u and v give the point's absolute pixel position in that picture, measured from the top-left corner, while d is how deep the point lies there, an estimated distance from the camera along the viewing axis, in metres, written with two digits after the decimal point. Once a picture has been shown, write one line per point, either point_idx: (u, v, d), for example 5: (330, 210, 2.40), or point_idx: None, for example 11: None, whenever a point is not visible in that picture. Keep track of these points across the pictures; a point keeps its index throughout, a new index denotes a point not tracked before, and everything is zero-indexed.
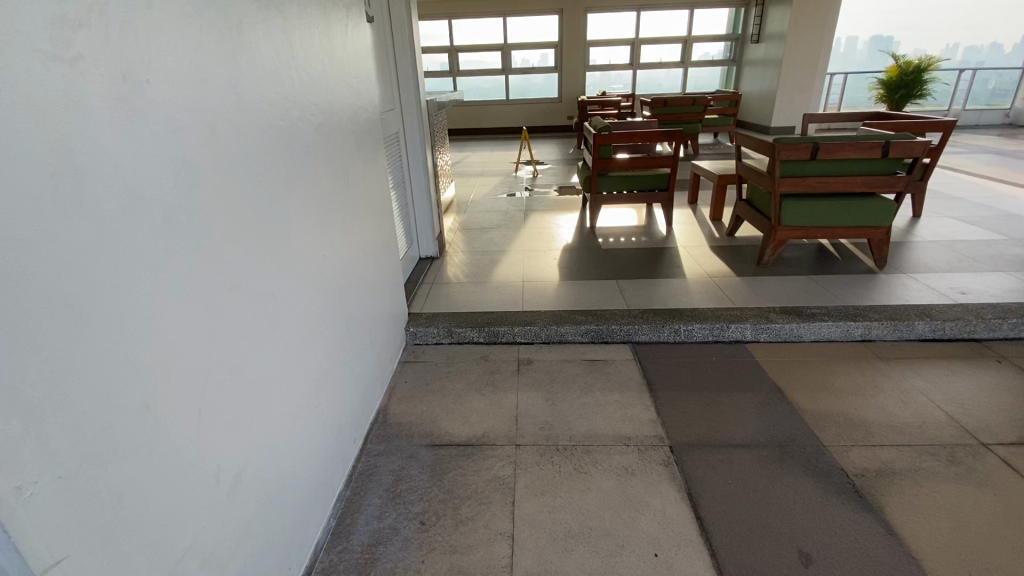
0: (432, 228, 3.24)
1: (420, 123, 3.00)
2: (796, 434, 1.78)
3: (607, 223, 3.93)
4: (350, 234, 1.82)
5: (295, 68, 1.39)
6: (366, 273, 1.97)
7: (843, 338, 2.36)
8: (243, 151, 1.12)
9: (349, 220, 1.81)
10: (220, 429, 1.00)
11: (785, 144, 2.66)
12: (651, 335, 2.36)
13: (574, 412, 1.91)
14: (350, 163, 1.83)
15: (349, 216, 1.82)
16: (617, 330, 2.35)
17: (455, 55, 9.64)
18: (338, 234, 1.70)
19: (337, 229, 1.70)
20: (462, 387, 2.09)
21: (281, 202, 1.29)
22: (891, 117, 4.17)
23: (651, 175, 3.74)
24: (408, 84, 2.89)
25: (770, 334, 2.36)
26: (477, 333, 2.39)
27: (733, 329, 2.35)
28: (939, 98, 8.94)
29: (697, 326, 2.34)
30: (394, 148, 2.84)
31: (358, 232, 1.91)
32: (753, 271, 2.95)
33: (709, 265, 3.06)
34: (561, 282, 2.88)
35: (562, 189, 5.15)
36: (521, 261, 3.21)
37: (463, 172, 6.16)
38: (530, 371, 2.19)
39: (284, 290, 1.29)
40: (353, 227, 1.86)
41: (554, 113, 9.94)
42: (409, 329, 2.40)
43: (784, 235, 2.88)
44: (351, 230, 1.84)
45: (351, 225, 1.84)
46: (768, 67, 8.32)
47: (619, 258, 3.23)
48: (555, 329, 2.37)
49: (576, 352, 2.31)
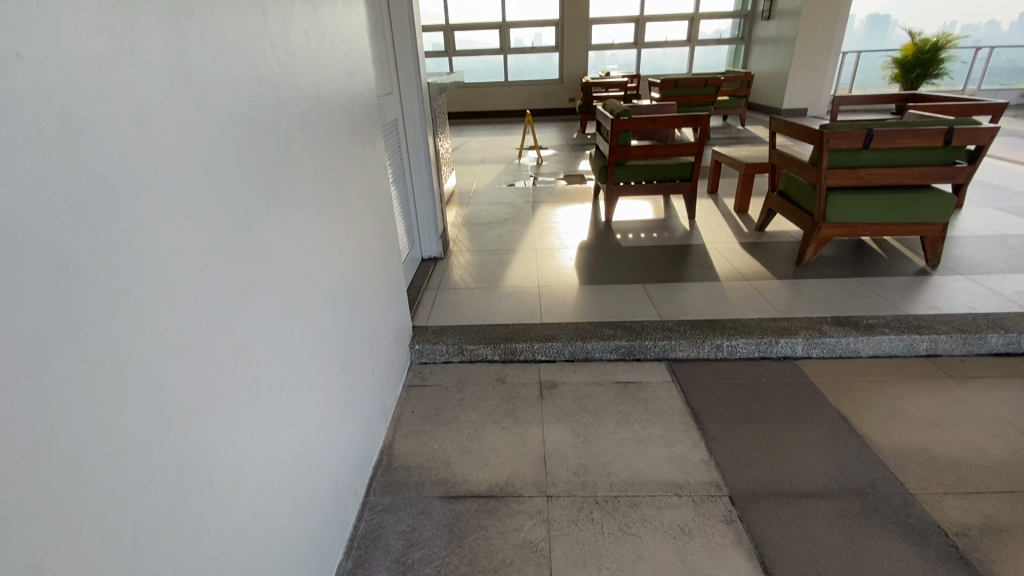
0: (435, 227, 2.92)
1: (421, 109, 2.66)
2: (876, 480, 1.52)
3: (623, 216, 3.63)
4: (346, 246, 1.52)
5: (271, 42, 1.08)
6: (364, 291, 1.67)
7: (905, 353, 2.09)
8: (195, 157, 0.81)
9: (345, 231, 1.51)
10: (170, 549, 0.73)
11: (835, 131, 2.36)
12: (689, 352, 2.09)
13: (611, 452, 1.64)
14: (345, 159, 1.52)
15: (345, 224, 1.52)
16: (651, 345, 2.08)
17: (450, 35, 9.19)
18: (330, 249, 1.40)
19: (330, 243, 1.39)
20: (477, 418, 1.80)
21: (254, 217, 0.99)
22: (930, 99, 3.87)
23: (673, 164, 3.42)
24: (407, 65, 2.55)
25: (824, 349, 2.09)
26: (492, 351, 2.10)
27: (781, 344, 2.08)
28: (955, 77, 8.60)
29: (741, 341, 2.07)
30: (393, 139, 2.52)
31: (355, 242, 1.60)
32: (793, 272, 2.66)
33: (743, 265, 2.76)
34: (581, 287, 2.59)
35: (570, 179, 4.83)
36: (534, 262, 2.91)
37: (462, 160, 5.81)
38: (555, 397, 1.90)
39: (260, 336, 1.00)
40: (350, 237, 1.56)
41: (555, 95, 9.52)
42: (414, 346, 2.11)
43: (829, 233, 2.59)
44: (347, 240, 1.54)
45: (347, 234, 1.54)
46: (780, 45, 7.95)
47: (641, 258, 2.94)
48: (581, 346, 2.08)
49: (605, 372, 2.03)
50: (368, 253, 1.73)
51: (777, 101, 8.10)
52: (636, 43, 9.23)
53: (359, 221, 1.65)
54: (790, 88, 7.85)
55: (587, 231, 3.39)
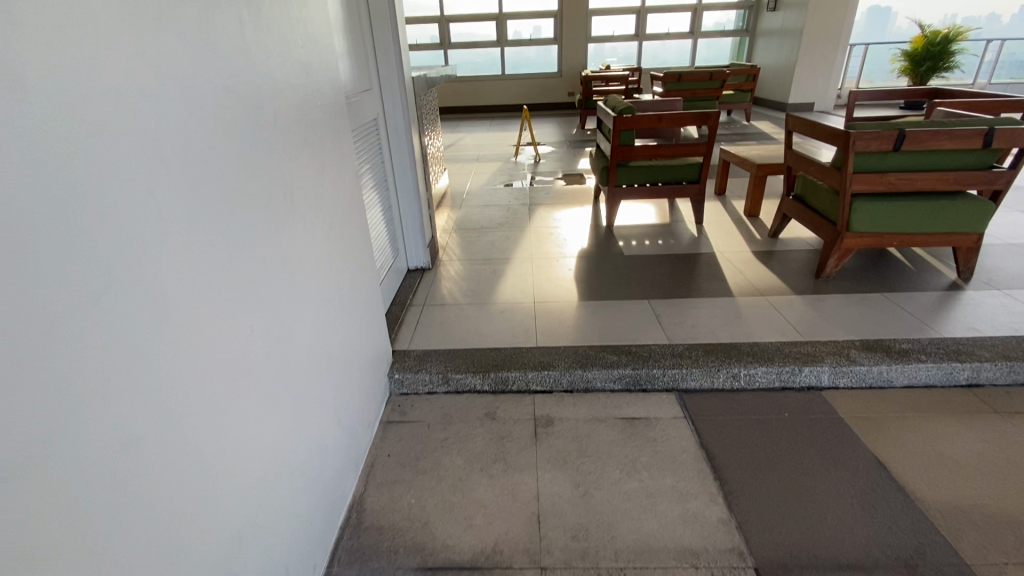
0: (422, 236, 2.68)
1: (405, 108, 2.41)
2: (926, 547, 1.29)
3: (625, 220, 3.39)
4: (308, 275, 1.29)
5: (179, 31, 0.84)
6: (332, 324, 1.44)
7: (943, 382, 1.87)
8: (24, 194, 0.58)
9: (306, 257, 1.28)
10: None
11: (863, 132, 2.13)
12: (702, 381, 1.86)
13: (615, 509, 1.41)
14: (306, 170, 1.29)
15: (307, 248, 1.28)
16: (659, 374, 1.85)
17: (446, 26, 8.90)
18: (284, 281, 1.16)
19: (284, 274, 1.16)
20: (462, 465, 1.58)
21: (146, 261, 0.75)
22: (954, 94, 3.62)
23: (680, 165, 3.18)
24: (388, 58, 2.30)
25: (853, 378, 1.87)
26: (481, 380, 1.88)
27: (805, 373, 1.86)
28: (965, 71, 8.32)
29: (760, 370, 1.85)
30: (373, 139, 2.28)
31: (320, 267, 1.37)
32: (813, 286, 2.43)
33: (757, 277, 2.53)
34: (581, 303, 2.35)
35: (569, 178, 4.58)
36: (529, 273, 2.67)
37: (457, 158, 5.56)
38: (551, 436, 1.68)
39: (160, 415, 0.77)
40: (313, 261, 1.32)
41: (554, 89, 9.24)
42: (394, 376, 1.89)
43: (853, 244, 2.36)
44: (310, 267, 1.30)
45: (310, 259, 1.30)
46: (787, 36, 7.68)
47: (646, 268, 2.70)
48: (581, 375, 1.86)
49: (608, 405, 1.81)
50: (338, 278, 1.49)
51: (784, 95, 7.83)
52: (637, 35, 8.95)
53: (326, 242, 1.41)
54: (797, 82, 7.58)
55: (587, 238, 3.15)
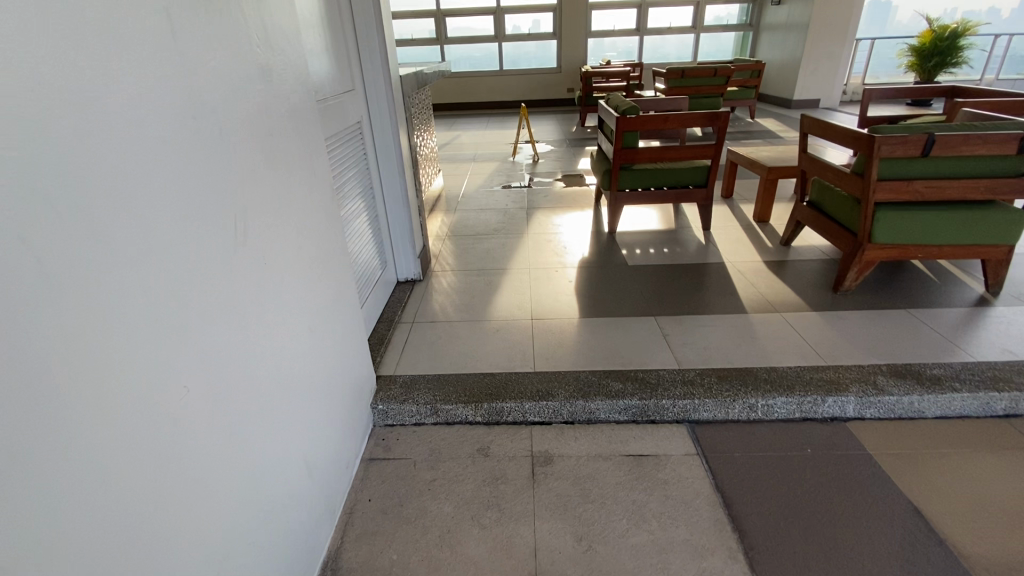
0: (412, 247, 2.51)
1: (392, 110, 2.23)
2: None
3: (628, 226, 3.21)
4: (272, 309, 1.12)
5: (75, 31, 0.66)
6: (306, 359, 1.27)
7: (979, 413, 1.71)
8: None
9: (270, 287, 1.11)
10: None
11: (889, 136, 1.96)
12: (715, 412, 1.70)
13: (623, 568, 1.25)
14: (269, 189, 1.11)
15: (271, 279, 1.12)
16: (669, 405, 1.69)
17: (442, 20, 8.68)
18: (241, 321, 1.00)
19: (240, 312, 1.00)
20: (451, 512, 1.42)
21: (18, 327, 0.57)
22: (973, 92, 3.44)
23: (686, 168, 3.00)
24: (372, 56, 2.12)
25: (880, 409, 1.71)
26: (474, 412, 1.71)
27: (829, 404, 1.70)
28: (972, 67, 8.13)
29: (780, 400, 1.68)
30: (357, 143, 2.10)
31: (290, 298, 1.20)
32: (831, 301, 2.26)
33: (771, 291, 2.36)
34: (583, 320, 2.19)
35: (569, 180, 4.40)
36: (527, 286, 2.51)
37: (453, 157, 5.38)
38: (551, 477, 1.51)
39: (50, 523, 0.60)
40: (280, 292, 1.16)
41: (553, 84, 9.03)
42: (377, 407, 1.73)
43: (875, 256, 2.19)
44: (276, 299, 1.14)
45: (275, 290, 1.13)
46: (791, 31, 7.49)
47: (651, 280, 2.53)
48: (583, 406, 1.69)
49: (613, 440, 1.65)
50: (312, 306, 1.32)
51: (788, 91, 7.64)
52: (638, 29, 8.74)
53: (297, 266, 1.24)
54: (801, 78, 7.40)
55: (588, 245, 2.98)
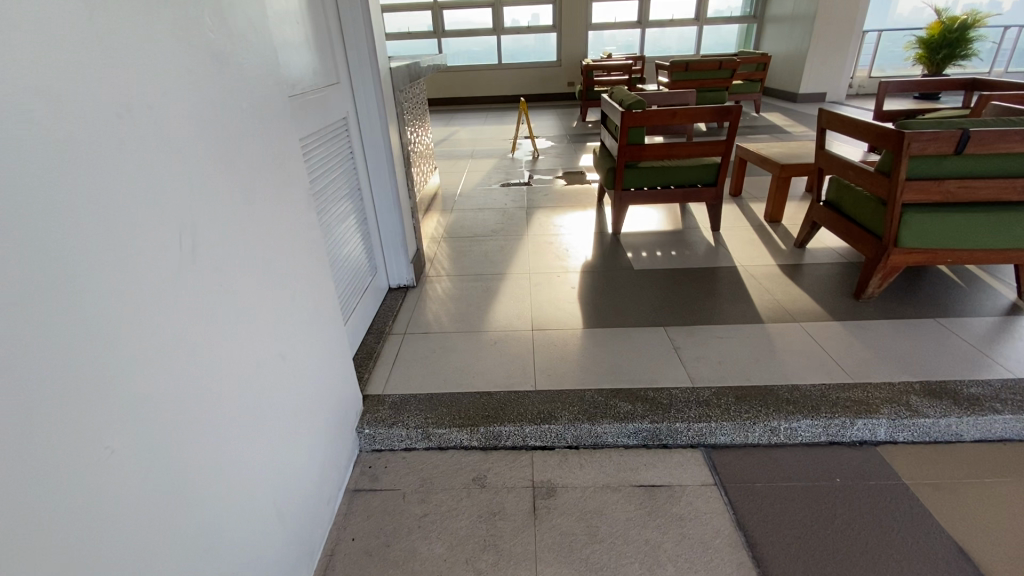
0: (404, 251, 2.35)
1: (382, 104, 2.06)
2: None
3: (632, 227, 3.05)
4: (233, 335, 0.97)
5: None
6: (278, 387, 1.12)
7: (1021, 436, 1.56)
8: None
9: (230, 311, 0.96)
10: None
11: (918, 132, 1.82)
12: (733, 436, 1.56)
13: None
14: (228, 198, 0.96)
15: (232, 301, 0.97)
16: (682, 428, 1.55)
17: (439, 13, 8.48)
18: (190, 355, 0.85)
19: (189, 344, 0.84)
20: (443, 554, 1.27)
21: None
22: (995, 85, 3.28)
23: (694, 166, 2.84)
24: (359, 46, 1.95)
25: (913, 432, 1.56)
26: (469, 436, 1.56)
27: (858, 426, 1.55)
28: (980, 60, 7.98)
29: (804, 422, 1.54)
30: (343, 141, 1.94)
31: (257, 320, 1.05)
32: (853, 309, 2.11)
33: (787, 298, 2.21)
34: (587, 331, 2.04)
35: (570, 177, 4.24)
36: (527, 292, 2.36)
37: (449, 154, 5.21)
38: (554, 512, 1.37)
39: None
40: (244, 315, 1.00)
41: (553, 78, 8.84)
42: (363, 431, 1.58)
43: (901, 262, 2.04)
44: (238, 323, 0.98)
45: (236, 313, 0.98)
46: (797, 23, 7.31)
47: (659, 286, 2.38)
48: (589, 429, 1.55)
49: (622, 468, 1.50)
50: (285, 327, 1.17)
51: (794, 85, 7.46)
52: (639, 22, 8.54)
53: (266, 284, 1.09)
54: (808, 71, 7.22)
55: (591, 248, 2.82)
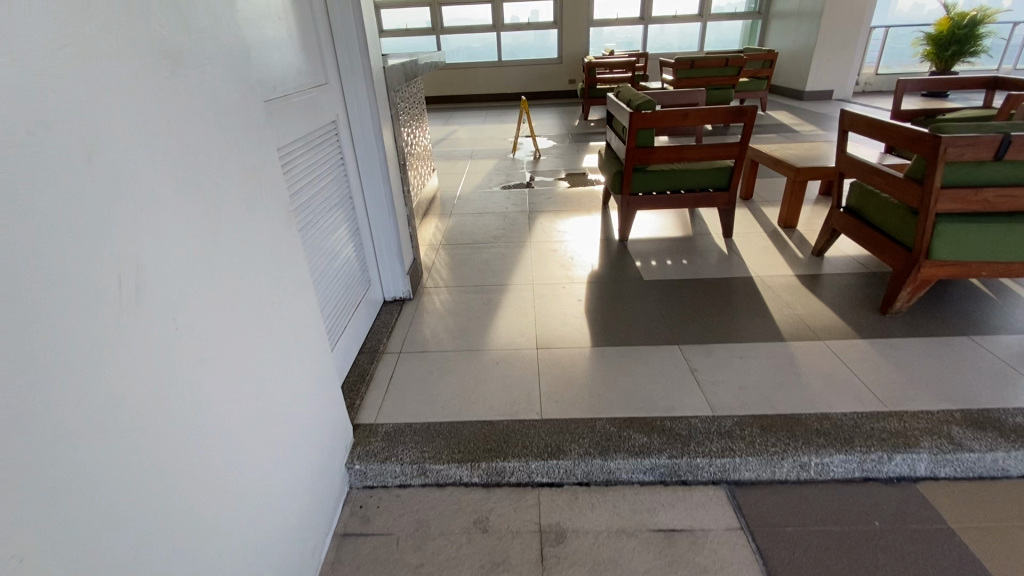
0: (400, 262, 2.20)
1: (375, 106, 1.92)
2: None
3: (640, 233, 2.91)
4: (196, 382, 0.83)
5: None
6: (256, 433, 0.99)
7: None
8: None
9: (192, 353, 0.82)
10: None
11: (955, 137, 1.68)
12: (758, 472, 1.42)
13: None
14: (188, 222, 0.82)
15: (195, 342, 0.83)
16: (703, 464, 1.41)
17: (438, 9, 8.30)
18: (139, 415, 0.71)
19: (136, 403, 0.71)
20: None
21: None
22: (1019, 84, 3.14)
23: (705, 169, 2.70)
24: (350, 43, 1.80)
25: (955, 467, 1.43)
26: (469, 472, 1.43)
27: (895, 461, 1.41)
28: (989, 58, 7.84)
29: (836, 457, 1.40)
30: (333, 146, 1.79)
31: (228, 359, 0.91)
32: (880, 325, 1.97)
33: (809, 312, 2.07)
34: (596, 349, 1.90)
35: (573, 179, 4.09)
36: (530, 305, 2.22)
37: (448, 154, 5.06)
38: (563, 562, 1.23)
39: None
40: (211, 356, 0.87)
41: (554, 75, 8.68)
42: (353, 467, 1.44)
43: (933, 275, 1.90)
44: (203, 367, 0.85)
45: (202, 354, 0.84)
46: (803, 19, 7.16)
47: (670, 298, 2.24)
48: (600, 465, 1.41)
49: (637, 509, 1.37)
50: (264, 363, 1.04)
51: (800, 82, 7.31)
52: (642, 18, 8.38)
53: (240, 315, 0.96)
54: (814, 68, 7.07)
55: (597, 256, 2.68)
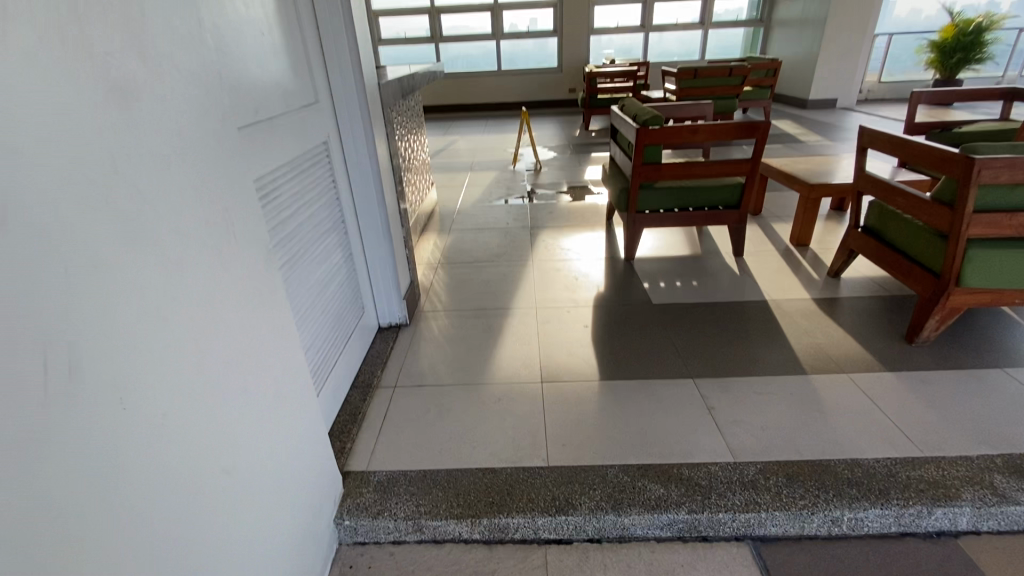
0: (396, 287, 2.08)
1: (369, 126, 1.80)
2: None
3: (647, 251, 2.80)
4: (156, 464, 0.71)
5: None
6: (232, 507, 0.87)
7: None
8: None
9: (150, 432, 0.70)
10: None
11: (991, 159, 1.56)
12: (786, 527, 1.30)
13: None
14: (145, 278, 0.71)
15: (153, 417, 0.71)
16: (726, 519, 1.29)
17: (437, 18, 8.23)
18: (78, 517, 0.59)
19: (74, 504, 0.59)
20: None
21: None
22: None
23: (716, 185, 2.58)
24: (341, 59, 1.69)
25: (1002, 521, 1.30)
26: (470, 528, 1.31)
27: (936, 515, 1.29)
28: (994, 64, 7.75)
29: (872, 511, 1.28)
30: (325, 167, 1.67)
31: (198, 428, 0.80)
32: (908, 354, 1.85)
33: (830, 341, 1.95)
34: (605, 383, 1.78)
35: (576, 193, 3.98)
36: (534, 332, 2.10)
37: (448, 166, 4.95)
38: None
39: None
40: (175, 430, 0.75)
41: (554, 84, 8.60)
42: (343, 523, 1.32)
43: (963, 302, 1.79)
44: (165, 444, 0.73)
45: (162, 431, 0.73)
46: (806, 27, 7.08)
47: (682, 324, 2.12)
48: (613, 520, 1.29)
49: (656, 571, 1.24)
50: (242, 424, 0.92)
51: (803, 90, 7.23)
52: (643, 26, 8.31)
53: (212, 376, 0.84)
54: (818, 76, 6.99)
55: (603, 276, 2.56)
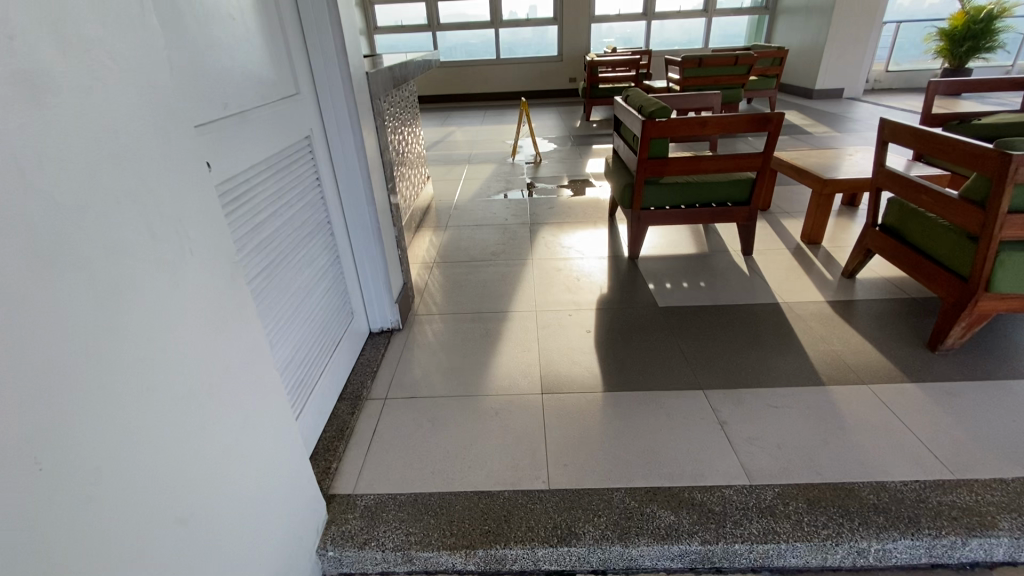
0: (388, 290, 1.96)
1: (357, 120, 1.67)
2: None
3: (651, 249, 2.67)
4: (80, 529, 0.60)
5: None
6: (187, 562, 0.76)
7: None
8: None
9: (71, 492, 0.59)
10: None
11: None
12: (808, 559, 1.19)
13: None
14: (61, 309, 0.59)
15: (78, 473, 0.60)
16: (743, 550, 1.18)
17: (434, 5, 8.02)
18: None
19: None
20: None
21: None
22: None
23: (724, 181, 2.45)
24: (324, 46, 1.54)
25: None
26: (464, 560, 1.20)
27: (970, 546, 1.19)
28: (1003, 52, 7.59)
29: (902, 543, 1.17)
30: (308, 165, 1.55)
31: (141, 478, 0.68)
32: (930, 363, 1.74)
33: (847, 348, 1.84)
34: (608, 394, 1.67)
35: (577, 187, 3.85)
36: (534, 337, 1.98)
37: (445, 158, 4.81)
38: None
39: None
40: (108, 486, 0.64)
41: (553, 74, 8.42)
42: (326, 554, 1.21)
43: (992, 308, 1.68)
44: (93, 505, 0.62)
45: (90, 488, 0.61)
46: (813, 15, 6.90)
47: (689, 328, 2.00)
48: (620, 552, 1.18)
49: None
50: (201, 461, 0.81)
51: (809, 80, 7.07)
52: (644, 14, 8.12)
53: (161, 413, 0.73)
54: (824, 65, 6.83)
55: (606, 276, 2.45)
